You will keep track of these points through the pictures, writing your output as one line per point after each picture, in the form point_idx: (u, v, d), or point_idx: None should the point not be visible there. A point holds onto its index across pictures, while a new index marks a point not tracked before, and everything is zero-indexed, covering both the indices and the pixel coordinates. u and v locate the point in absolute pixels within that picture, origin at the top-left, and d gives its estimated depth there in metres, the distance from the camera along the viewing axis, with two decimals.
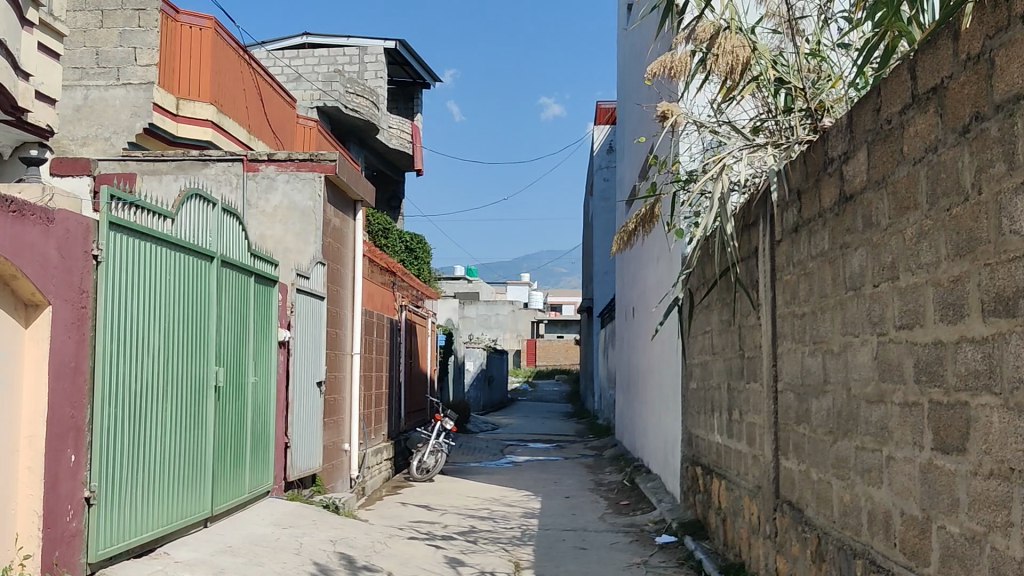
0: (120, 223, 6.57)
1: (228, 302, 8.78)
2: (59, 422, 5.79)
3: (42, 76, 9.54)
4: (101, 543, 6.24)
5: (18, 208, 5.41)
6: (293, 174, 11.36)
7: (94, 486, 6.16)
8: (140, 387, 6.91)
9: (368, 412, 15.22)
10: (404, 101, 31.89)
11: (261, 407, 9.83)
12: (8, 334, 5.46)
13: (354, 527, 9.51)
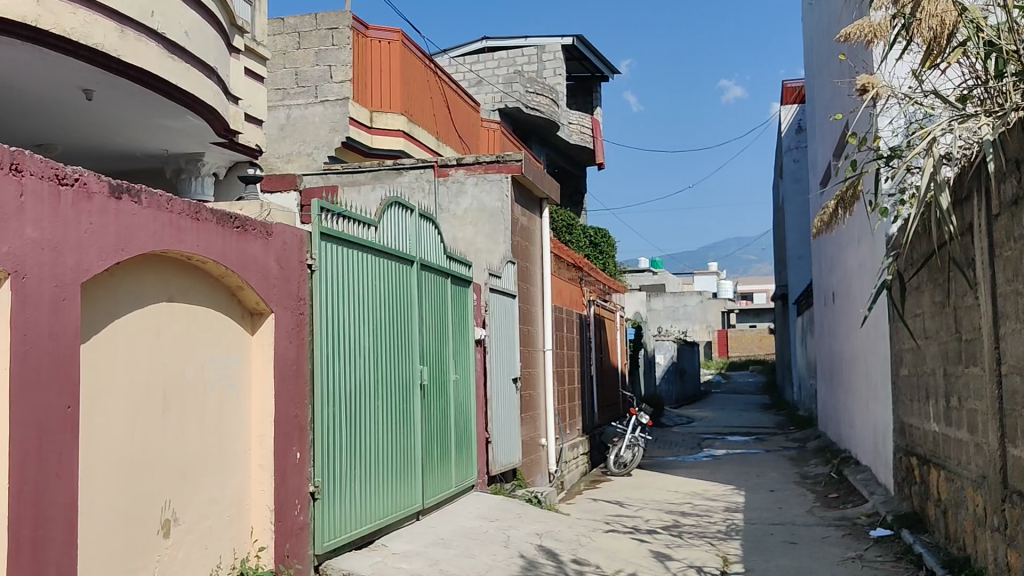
0: (330, 233, 6.95)
1: (428, 304, 9.10)
2: (284, 422, 6.19)
3: (249, 99, 10.20)
4: (326, 536, 6.64)
5: (241, 224, 5.80)
6: (481, 176, 11.59)
7: (318, 481, 6.55)
8: (354, 388, 7.29)
9: (563, 407, 15.40)
10: (584, 96, 32.05)
11: (463, 405, 10.15)
12: (236, 341, 5.88)
13: (559, 521, 9.64)
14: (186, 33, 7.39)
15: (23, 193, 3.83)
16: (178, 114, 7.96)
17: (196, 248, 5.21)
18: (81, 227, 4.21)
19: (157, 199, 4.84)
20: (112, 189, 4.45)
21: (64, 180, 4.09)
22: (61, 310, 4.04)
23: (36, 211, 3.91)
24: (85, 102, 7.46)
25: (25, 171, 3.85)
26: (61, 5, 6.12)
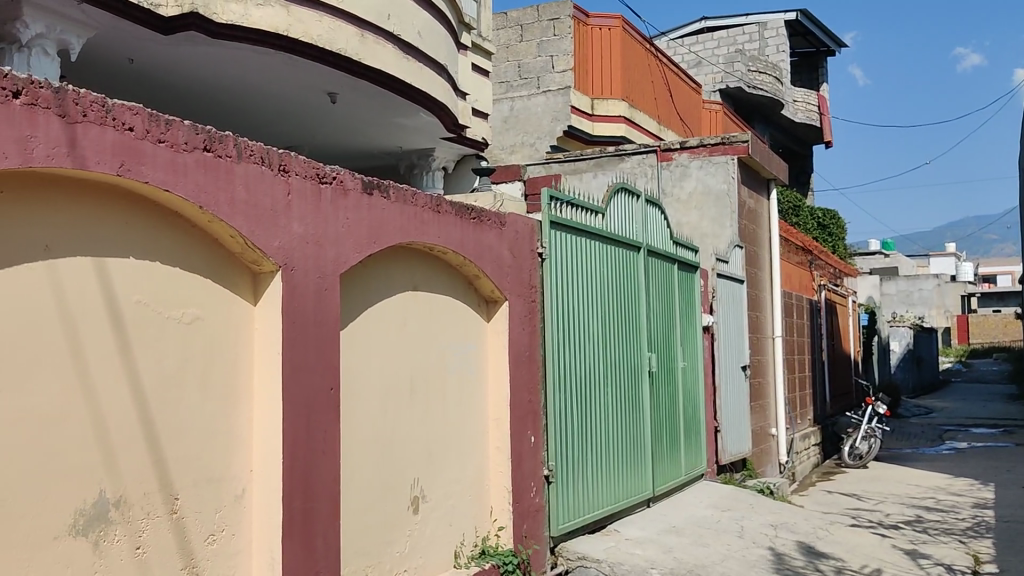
0: (560, 222, 7.06)
1: (656, 289, 9.07)
2: (521, 407, 6.35)
3: (475, 93, 10.50)
4: (561, 519, 6.78)
5: (477, 215, 5.99)
6: (706, 159, 11.37)
7: (552, 465, 6.70)
8: (584, 374, 7.39)
9: (793, 395, 14.93)
10: (809, 72, 30.83)
11: (691, 392, 10.05)
12: (473, 328, 6.09)
13: (794, 512, 9.36)
14: (419, 34, 7.70)
15: (290, 192, 4.13)
16: (412, 111, 8.30)
17: (438, 240, 5.43)
18: (339, 222, 4.48)
19: (403, 193, 5.10)
20: (364, 185, 4.71)
21: (324, 179, 4.37)
22: (324, 299, 4.31)
23: (301, 207, 4.20)
24: (330, 104, 7.93)
25: (291, 171, 4.14)
26: (309, 14, 6.50)
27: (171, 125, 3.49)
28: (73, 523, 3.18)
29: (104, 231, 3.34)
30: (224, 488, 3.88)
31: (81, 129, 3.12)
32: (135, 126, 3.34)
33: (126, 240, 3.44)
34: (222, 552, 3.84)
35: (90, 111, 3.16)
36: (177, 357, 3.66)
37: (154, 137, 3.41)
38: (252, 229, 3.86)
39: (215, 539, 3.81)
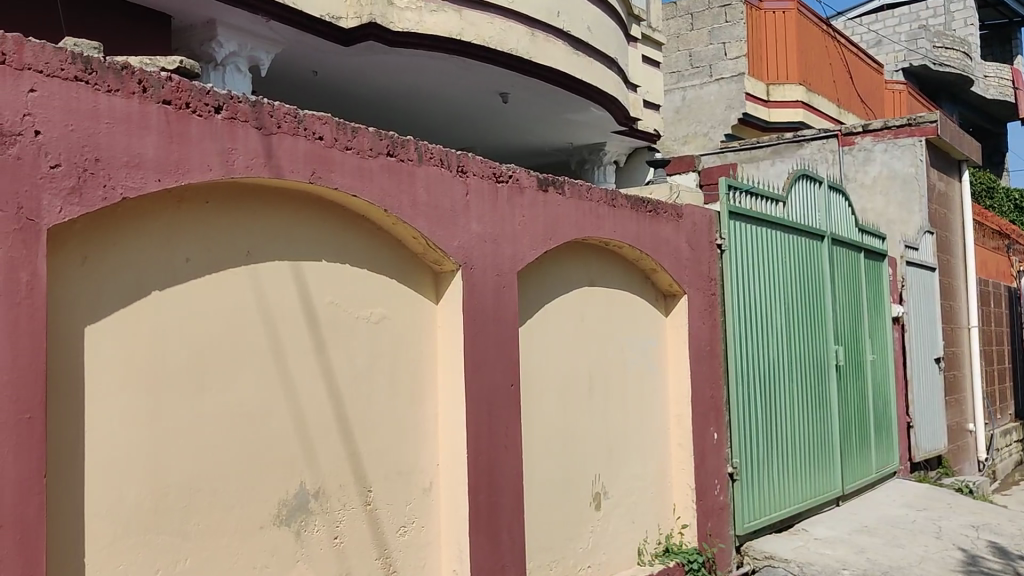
0: (739, 212, 6.89)
1: (841, 279, 8.72)
2: (702, 402, 6.23)
3: (646, 85, 10.39)
4: (746, 517, 6.62)
5: (653, 208, 5.91)
6: (891, 142, 10.88)
7: (736, 462, 6.56)
8: (767, 368, 7.18)
9: (992, 389, 14.03)
10: (1000, 45, 28.91)
11: (881, 385, 9.61)
12: (652, 322, 6.02)
13: (998, 513, 8.78)
14: (588, 29, 7.70)
15: (468, 191, 4.20)
16: (584, 107, 8.29)
17: (614, 234, 5.39)
18: (516, 219, 4.53)
19: (578, 188, 5.10)
20: (540, 182, 4.73)
21: (501, 177, 4.42)
22: (503, 296, 4.35)
23: (479, 207, 4.26)
24: (502, 104, 8.02)
25: (469, 171, 4.22)
26: (480, 17, 6.59)
27: (356, 132, 3.62)
28: (277, 513, 3.35)
29: (298, 236, 3.50)
30: (414, 482, 3.98)
31: (276, 139, 3.29)
32: (324, 134, 3.49)
33: (318, 244, 3.58)
34: (413, 544, 3.95)
35: (283, 122, 3.32)
36: (367, 355, 3.79)
37: (342, 144, 3.55)
38: (434, 230, 3.95)
39: (406, 530, 3.92)
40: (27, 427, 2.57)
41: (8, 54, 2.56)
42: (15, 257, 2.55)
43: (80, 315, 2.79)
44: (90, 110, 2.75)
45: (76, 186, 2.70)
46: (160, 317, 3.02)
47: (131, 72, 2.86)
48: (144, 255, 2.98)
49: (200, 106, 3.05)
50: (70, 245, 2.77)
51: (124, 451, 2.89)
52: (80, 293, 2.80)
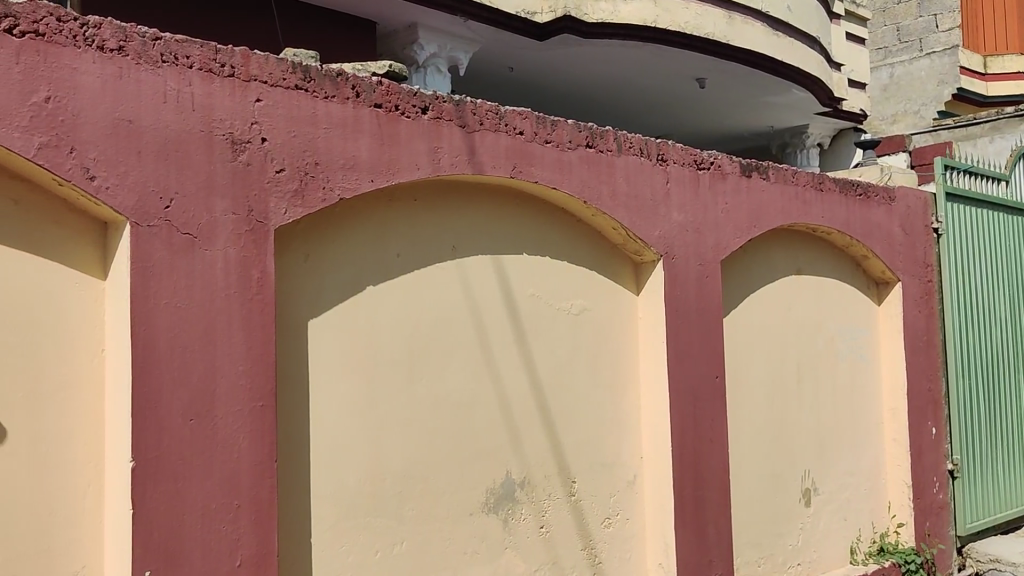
0: (958, 193, 6.47)
1: None
2: (919, 396, 5.90)
3: (851, 64, 9.93)
4: (969, 518, 6.24)
5: (863, 191, 5.64)
6: None
7: (957, 459, 6.19)
8: (992, 359, 6.72)
9: None
10: None
11: None
12: (864, 311, 5.75)
13: None
14: (788, 8, 7.45)
15: (669, 180, 4.16)
16: (784, 89, 8.02)
17: (822, 220, 5.19)
18: (719, 207, 4.43)
19: (782, 173, 4.94)
20: (743, 168, 4.61)
21: (702, 164, 4.35)
22: (706, 286, 4.28)
23: (680, 195, 4.21)
24: (699, 90, 7.87)
25: (669, 160, 4.17)
26: (676, 3, 6.51)
27: (556, 125, 3.66)
28: (486, 501, 3.44)
29: (502, 231, 3.57)
30: (618, 474, 3.97)
31: (479, 136, 3.36)
32: (525, 129, 3.55)
33: (522, 238, 3.65)
34: (619, 536, 3.94)
35: (485, 119, 3.40)
36: (571, 346, 3.81)
37: (543, 137, 3.60)
38: (635, 220, 3.93)
39: (611, 522, 3.92)
40: (260, 414, 2.76)
41: (237, 67, 2.75)
42: (247, 256, 2.75)
43: (304, 310, 2.97)
44: (309, 116, 2.90)
45: (298, 188, 2.86)
46: (375, 310, 3.15)
47: (346, 78, 3.00)
48: (360, 252, 3.12)
49: (408, 107, 3.16)
50: (294, 244, 2.94)
51: (347, 438, 3.05)
52: (304, 289, 2.97)
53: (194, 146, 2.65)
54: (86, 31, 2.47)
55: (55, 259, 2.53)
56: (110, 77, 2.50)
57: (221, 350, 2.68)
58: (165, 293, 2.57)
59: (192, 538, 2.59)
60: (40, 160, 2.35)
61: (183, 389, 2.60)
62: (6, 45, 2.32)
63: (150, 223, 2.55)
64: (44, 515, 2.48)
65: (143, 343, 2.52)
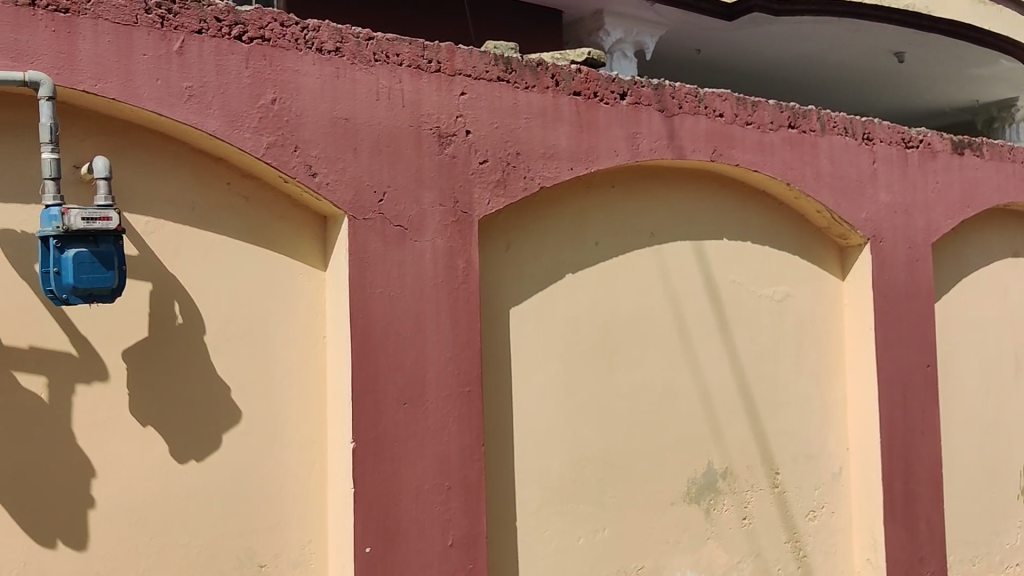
0: None
1: None
2: None
3: None
4: None
5: None
6: None
7: None
8: None
9: None
10: None
11: None
12: None
13: None
14: None
15: (875, 159, 3.97)
16: (991, 61, 7.52)
17: None
18: (928, 187, 4.20)
19: (997, 149, 4.64)
20: (954, 146, 4.36)
21: (910, 142, 4.13)
22: (915, 271, 4.08)
23: (887, 175, 4.02)
24: (897, 65, 7.49)
25: (875, 138, 3.98)
26: None
27: (757, 107, 3.57)
28: (687, 490, 3.41)
29: (701, 216, 3.52)
30: (823, 465, 3.84)
31: (678, 120, 3.33)
32: (725, 111, 3.48)
33: (721, 223, 3.59)
34: (825, 529, 3.83)
35: (685, 102, 3.35)
36: (772, 333, 3.71)
37: (742, 120, 3.52)
38: (839, 202, 3.79)
39: (816, 515, 3.80)
40: (467, 399, 2.82)
41: (443, 61, 2.83)
42: (453, 246, 2.81)
43: (508, 298, 3.02)
44: (510, 107, 2.95)
45: (501, 178, 2.91)
46: (575, 298, 3.17)
47: (546, 67, 3.02)
48: (560, 240, 3.15)
49: (607, 94, 3.16)
50: (498, 233, 3.00)
51: (550, 424, 3.08)
52: (508, 277, 3.02)
53: (404, 141, 2.74)
54: (306, 35, 2.60)
55: (281, 252, 2.68)
56: (328, 77, 2.62)
57: (431, 337, 2.76)
58: (380, 283, 2.66)
59: (407, 518, 2.69)
60: (268, 159, 2.50)
61: (398, 374, 2.69)
62: (236, 51, 2.48)
63: (365, 216, 2.65)
64: (274, 492, 2.64)
65: (361, 330, 2.62)
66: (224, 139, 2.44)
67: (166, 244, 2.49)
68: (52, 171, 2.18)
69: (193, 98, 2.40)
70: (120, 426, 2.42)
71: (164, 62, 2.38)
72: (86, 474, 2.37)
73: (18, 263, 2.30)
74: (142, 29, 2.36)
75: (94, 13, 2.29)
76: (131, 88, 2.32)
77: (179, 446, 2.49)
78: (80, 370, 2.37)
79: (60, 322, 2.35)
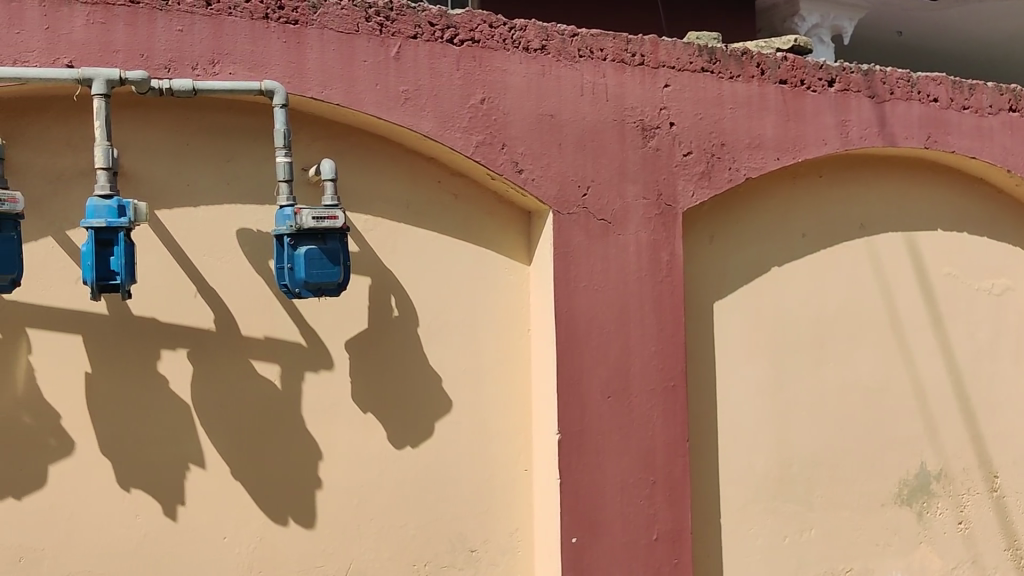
0: None
1: None
2: None
3: None
4: None
5: None
6: None
7: None
8: None
9: None
10: None
11: None
12: None
13: None
14: None
15: None
16: None
17: None
18: None
19: None
20: None
21: None
22: None
23: None
24: None
25: None
26: None
27: (975, 90, 3.38)
28: (899, 492, 3.28)
29: (912, 206, 3.37)
30: None
31: (889, 106, 3.20)
32: (940, 96, 3.32)
33: (934, 213, 3.42)
34: None
35: (896, 88, 3.22)
36: (991, 328, 3.51)
37: (958, 104, 3.35)
38: None
39: None
40: (672, 394, 2.81)
41: (646, 55, 2.83)
42: (657, 239, 2.81)
43: (711, 292, 2.99)
44: (714, 98, 2.92)
45: (705, 170, 2.88)
46: (780, 292, 3.10)
47: (750, 57, 2.98)
48: (765, 232, 3.09)
49: (814, 82, 3.08)
50: (700, 227, 2.98)
51: (754, 421, 3.04)
52: (711, 270, 3.00)
53: (608, 135, 2.76)
54: (513, 34, 2.66)
55: (489, 247, 2.76)
56: (535, 75, 2.68)
57: (635, 331, 2.76)
58: (584, 277, 2.69)
59: (612, 509, 2.71)
60: (478, 157, 2.57)
61: (602, 367, 2.71)
62: (448, 54, 2.58)
63: (570, 211, 2.69)
64: (484, 480, 2.72)
65: (567, 323, 2.66)
66: (437, 139, 2.53)
67: (384, 241, 2.61)
68: (286, 173, 2.34)
69: (409, 100, 2.51)
70: (343, 413, 2.56)
71: (383, 67, 2.50)
72: (313, 456, 2.52)
73: (254, 259, 2.48)
74: (363, 37, 2.48)
75: (320, 23, 2.44)
76: (353, 93, 2.44)
77: (395, 433, 2.61)
78: (307, 359, 2.52)
79: (290, 314, 2.51)
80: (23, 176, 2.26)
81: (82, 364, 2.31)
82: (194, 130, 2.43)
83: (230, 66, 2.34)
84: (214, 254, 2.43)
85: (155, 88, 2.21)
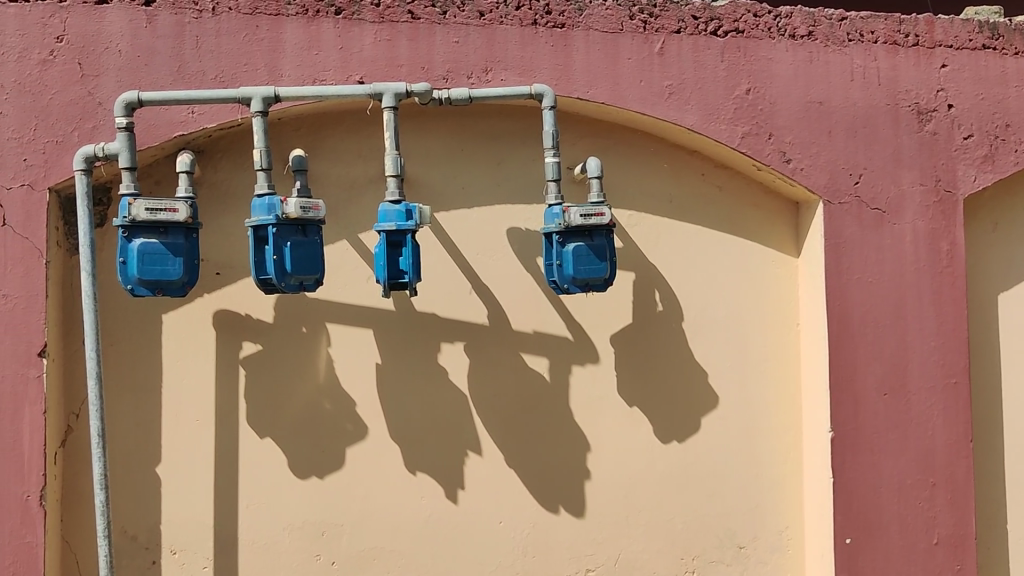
0: None
1: None
2: None
3: None
4: None
5: None
6: None
7: None
8: None
9: None
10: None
11: None
12: None
13: None
14: None
15: None
16: None
17: None
18: None
19: None
20: None
21: None
22: None
23: None
24: None
25: None
26: None
27: None
28: None
29: None
30: None
31: None
32: None
33: None
34: None
35: None
36: None
37: None
38: None
39: None
40: (953, 391, 2.65)
41: (921, 35, 2.70)
42: (936, 228, 2.66)
43: (994, 282, 2.81)
44: (997, 76, 2.74)
45: (988, 153, 2.70)
46: None
47: None
48: None
49: None
50: (980, 213, 2.82)
51: None
52: (993, 259, 2.81)
53: (881, 120, 2.65)
54: (779, 22, 2.62)
55: (755, 239, 2.73)
56: (802, 62, 2.62)
57: (913, 325, 2.64)
58: (857, 268, 2.61)
59: (889, 510, 2.61)
60: (743, 148, 2.55)
61: (877, 363, 2.62)
62: (712, 46, 2.57)
63: (842, 200, 2.61)
64: (752, 475, 2.69)
65: (838, 317, 2.59)
66: (702, 132, 2.53)
67: (649, 235, 2.65)
68: (554, 173, 2.41)
69: (673, 95, 2.53)
70: (611, 405, 2.62)
71: (648, 63, 2.53)
72: (583, 448, 2.60)
73: (523, 257, 2.58)
74: (628, 35, 2.53)
75: (585, 24, 2.50)
76: (618, 91, 2.49)
77: (661, 427, 2.64)
78: (575, 352, 2.60)
79: (558, 310, 2.60)
80: (321, 184, 2.47)
81: (373, 356, 2.50)
82: (469, 135, 2.56)
83: (502, 73, 2.46)
84: (487, 252, 2.56)
85: (436, 98, 2.33)
